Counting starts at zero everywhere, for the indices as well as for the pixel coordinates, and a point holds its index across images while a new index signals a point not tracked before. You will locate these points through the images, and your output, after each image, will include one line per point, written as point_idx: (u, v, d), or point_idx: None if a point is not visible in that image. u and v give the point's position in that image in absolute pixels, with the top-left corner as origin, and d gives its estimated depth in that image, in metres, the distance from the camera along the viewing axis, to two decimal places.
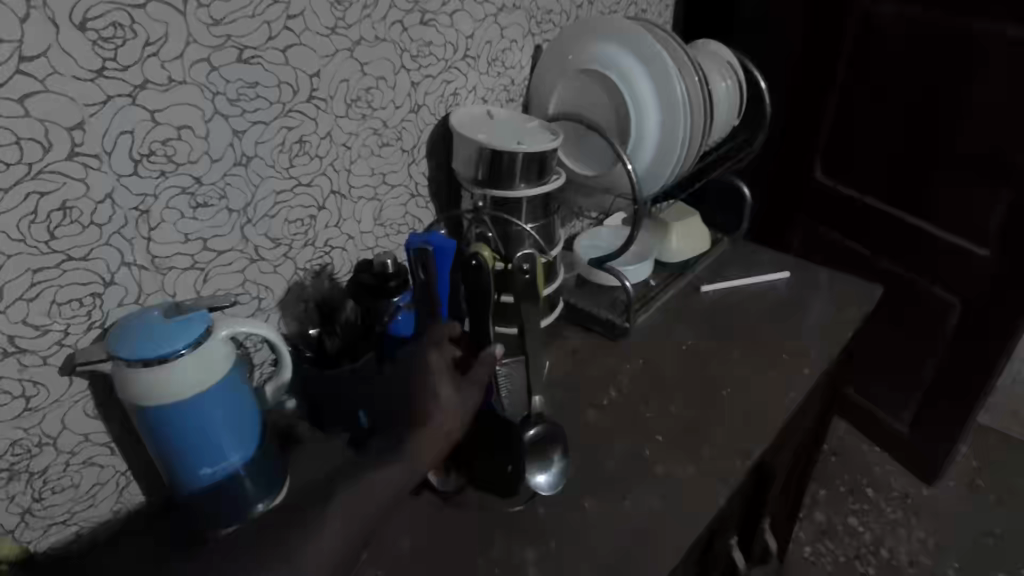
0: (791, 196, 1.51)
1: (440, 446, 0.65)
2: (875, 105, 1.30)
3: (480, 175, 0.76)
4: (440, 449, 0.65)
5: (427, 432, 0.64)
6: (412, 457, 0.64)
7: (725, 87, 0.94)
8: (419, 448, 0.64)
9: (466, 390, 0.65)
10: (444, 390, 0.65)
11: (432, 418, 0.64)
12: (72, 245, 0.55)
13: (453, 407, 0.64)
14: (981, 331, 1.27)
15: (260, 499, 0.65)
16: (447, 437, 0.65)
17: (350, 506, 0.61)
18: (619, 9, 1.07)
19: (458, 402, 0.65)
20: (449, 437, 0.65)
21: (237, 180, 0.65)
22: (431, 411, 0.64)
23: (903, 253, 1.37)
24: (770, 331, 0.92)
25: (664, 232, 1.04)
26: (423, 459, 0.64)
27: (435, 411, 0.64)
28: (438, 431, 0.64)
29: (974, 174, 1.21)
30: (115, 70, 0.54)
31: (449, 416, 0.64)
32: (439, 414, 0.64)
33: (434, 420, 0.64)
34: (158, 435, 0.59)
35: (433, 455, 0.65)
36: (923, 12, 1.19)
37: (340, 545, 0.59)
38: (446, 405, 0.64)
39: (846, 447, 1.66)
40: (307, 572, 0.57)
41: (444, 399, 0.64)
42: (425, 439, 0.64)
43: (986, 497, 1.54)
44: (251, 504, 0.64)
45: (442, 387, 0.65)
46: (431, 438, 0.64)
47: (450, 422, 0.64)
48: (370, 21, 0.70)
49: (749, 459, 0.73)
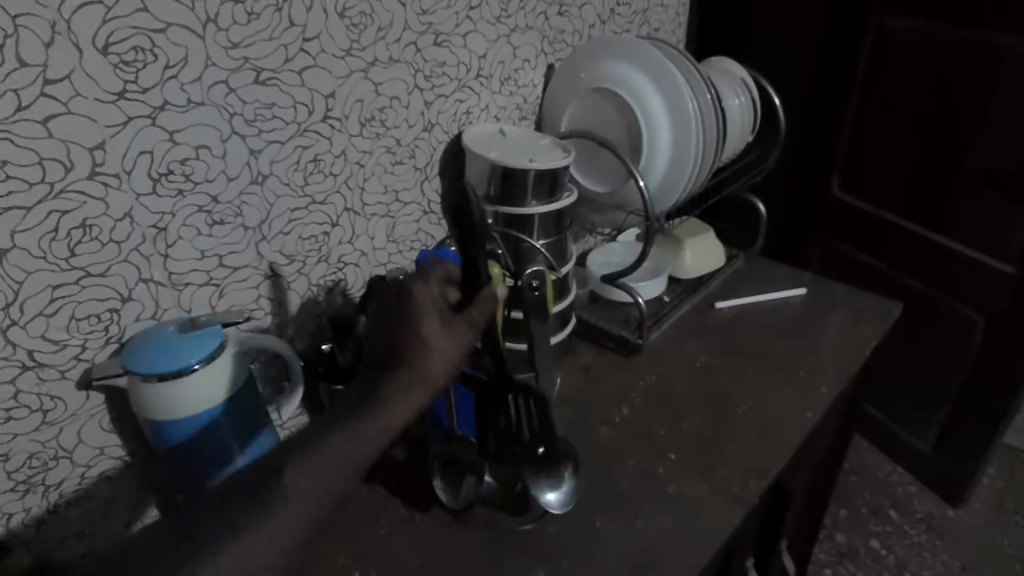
0: (808, 212, 1.51)
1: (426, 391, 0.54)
2: (891, 120, 1.29)
3: (492, 193, 0.77)
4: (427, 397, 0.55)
5: (413, 376, 0.54)
6: (393, 404, 0.53)
7: (738, 105, 0.94)
8: (401, 395, 0.53)
9: (459, 325, 0.57)
10: (436, 328, 0.56)
11: (421, 361, 0.55)
12: (91, 261, 0.57)
13: (443, 347, 0.56)
14: (1004, 348, 1.24)
15: (240, 452, 0.63)
16: (437, 380, 0.55)
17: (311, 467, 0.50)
18: (632, 27, 1.08)
19: (450, 339, 0.56)
20: (437, 384, 0.55)
21: (253, 199, 0.66)
22: (419, 353, 0.55)
23: (923, 269, 1.35)
24: (787, 349, 0.91)
25: (678, 248, 1.03)
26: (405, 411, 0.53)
27: (423, 354, 0.55)
28: (427, 375, 0.54)
29: (994, 187, 1.19)
30: (136, 93, 0.55)
31: (442, 357, 0.55)
32: (429, 357, 0.55)
33: (423, 363, 0.55)
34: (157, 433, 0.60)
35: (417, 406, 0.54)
36: (933, 26, 1.18)
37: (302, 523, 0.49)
38: (437, 346, 0.55)
39: (867, 466, 1.63)
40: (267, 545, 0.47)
41: (435, 339, 0.55)
42: (409, 386, 0.54)
43: (1015, 520, 1.49)
44: (230, 457, 0.62)
45: (430, 326, 0.56)
46: (418, 380, 0.54)
47: (443, 366, 0.55)
48: (384, 43, 0.71)
49: (764, 478, 0.71)
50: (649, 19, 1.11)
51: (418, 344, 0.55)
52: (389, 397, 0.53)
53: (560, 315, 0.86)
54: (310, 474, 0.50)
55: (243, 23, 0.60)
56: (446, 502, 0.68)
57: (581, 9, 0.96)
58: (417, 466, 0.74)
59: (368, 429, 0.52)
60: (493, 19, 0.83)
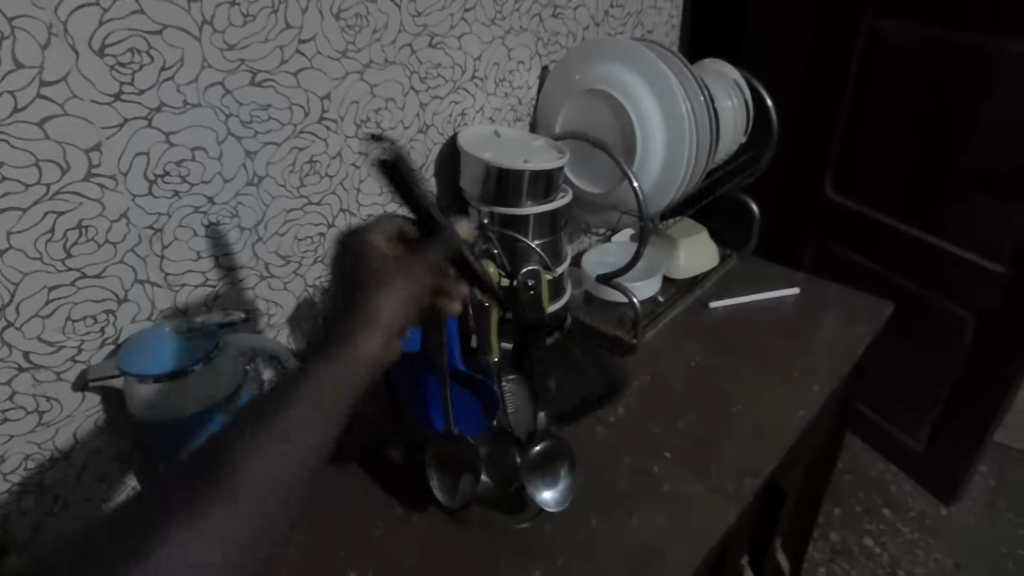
0: (801, 212, 1.52)
1: (378, 341, 0.49)
2: (884, 121, 1.30)
3: (487, 194, 0.77)
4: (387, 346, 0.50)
5: (365, 328, 0.49)
6: (350, 350, 0.48)
7: (731, 106, 0.95)
8: (352, 346, 0.49)
9: (413, 270, 0.53)
10: (387, 277, 0.52)
11: (372, 312, 0.50)
12: (86, 263, 0.57)
13: (403, 287, 0.52)
14: (996, 347, 1.26)
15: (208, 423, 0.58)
16: (393, 325, 0.51)
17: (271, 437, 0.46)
18: (626, 29, 1.08)
19: (404, 283, 0.52)
20: (394, 331, 0.51)
21: (249, 200, 0.66)
22: (368, 303, 0.51)
23: (915, 269, 1.36)
24: (781, 348, 0.92)
25: (671, 249, 1.04)
26: (362, 367, 0.48)
27: (374, 305, 0.50)
28: (380, 324, 0.50)
29: (985, 187, 1.20)
30: (132, 94, 0.55)
31: (394, 302, 0.51)
32: (381, 307, 0.51)
33: (377, 312, 0.50)
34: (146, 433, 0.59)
35: (378, 357, 0.49)
36: (924, 29, 1.20)
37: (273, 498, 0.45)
38: (391, 292, 0.51)
39: (860, 464, 1.64)
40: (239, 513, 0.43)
41: (388, 284, 0.52)
42: (360, 338, 0.49)
43: (1007, 518, 1.50)
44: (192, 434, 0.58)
45: (384, 276, 0.52)
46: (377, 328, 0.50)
47: (397, 312, 0.51)
48: (380, 45, 0.72)
49: (758, 476, 0.72)
50: (643, 21, 1.12)
51: (370, 295, 0.51)
52: (339, 353, 0.48)
53: (555, 315, 0.86)
54: (275, 437, 0.46)
55: (239, 25, 0.60)
56: (443, 501, 0.68)
57: (575, 11, 0.96)
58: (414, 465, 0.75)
59: (322, 395, 0.47)
60: (488, 21, 0.83)
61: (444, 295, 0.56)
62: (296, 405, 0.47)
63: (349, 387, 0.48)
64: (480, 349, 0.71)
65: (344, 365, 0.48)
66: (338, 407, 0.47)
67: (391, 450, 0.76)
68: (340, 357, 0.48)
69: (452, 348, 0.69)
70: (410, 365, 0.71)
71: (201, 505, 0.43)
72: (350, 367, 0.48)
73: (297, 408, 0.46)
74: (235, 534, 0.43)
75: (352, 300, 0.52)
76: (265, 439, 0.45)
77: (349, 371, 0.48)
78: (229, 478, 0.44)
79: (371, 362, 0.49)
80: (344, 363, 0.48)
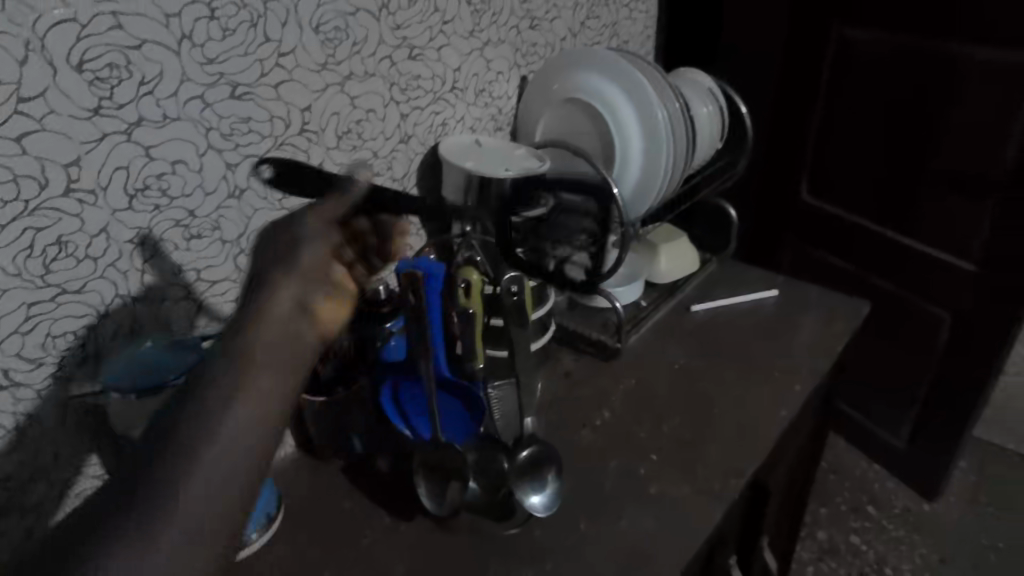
0: (779, 217, 1.55)
1: (300, 296, 0.46)
2: (855, 126, 1.34)
3: (469, 203, 0.78)
4: (319, 298, 0.46)
5: (280, 289, 0.45)
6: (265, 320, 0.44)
7: (707, 113, 0.97)
8: (272, 309, 0.45)
9: (320, 219, 0.51)
10: (295, 234, 0.49)
11: (288, 271, 0.46)
12: (66, 278, 0.56)
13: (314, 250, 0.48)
14: (972, 344, 1.29)
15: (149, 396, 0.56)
16: (316, 276, 0.47)
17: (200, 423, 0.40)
18: (602, 39, 1.10)
19: (317, 233, 0.49)
20: (319, 285, 0.47)
21: (230, 213, 0.66)
22: (280, 267, 0.47)
23: (891, 270, 1.39)
24: (762, 349, 0.93)
25: (652, 253, 1.06)
26: (292, 330, 0.44)
27: (287, 266, 0.47)
28: (299, 279, 0.46)
29: (955, 189, 1.24)
30: (110, 109, 0.55)
31: (311, 255, 0.48)
32: (296, 265, 0.47)
33: (291, 270, 0.46)
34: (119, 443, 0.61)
35: (311, 314, 0.46)
36: (894, 36, 1.22)
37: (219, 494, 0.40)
38: (303, 246, 0.48)
39: (845, 463, 1.65)
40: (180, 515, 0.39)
41: (298, 240, 0.49)
42: (279, 300, 0.45)
43: (988, 512, 1.53)
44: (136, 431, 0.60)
45: (291, 232, 0.49)
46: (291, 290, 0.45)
47: (317, 263, 0.47)
48: (359, 57, 0.72)
49: (743, 476, 0.73)
50: (618, 32, 1.14)
51: (280, 257, 0.48)
52: (257, 320, 0.44)
53: (539, 321, 0.87)
54: (211, 425, 0.40)
55: (218, 39, 0.60)
56: (431, 509, 0.68)
57: (552, 23, 0.98)
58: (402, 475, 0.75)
59: (253, 374, 0.42)
60: (466, 33, 0.85)
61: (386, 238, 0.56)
62: (217, 392, 0.41)
63: (283, 355, 0.43)
64: (465, 356, 0.69)
65: (268, 335, 0.43)
66: (263, 375, 0.42)
67: (379, 459, 0.76)
68: (262, 328, 0.44)
69: (436, 354, 0.69)
70: (395, 377, 0.73)
71: (144, 516, 0.39)
72: (274, 333, 0.44)
73: (222, 395, 0.41)
74: (201, 519, 0.40)
75: (262, 266, 0.48)
76: (192, 437, 0.40)
77: (272, 341, 0.43)
78: (163, 483, 0.39)
79: (309, 324, 0.45)
80: (267, 331, 0.44)
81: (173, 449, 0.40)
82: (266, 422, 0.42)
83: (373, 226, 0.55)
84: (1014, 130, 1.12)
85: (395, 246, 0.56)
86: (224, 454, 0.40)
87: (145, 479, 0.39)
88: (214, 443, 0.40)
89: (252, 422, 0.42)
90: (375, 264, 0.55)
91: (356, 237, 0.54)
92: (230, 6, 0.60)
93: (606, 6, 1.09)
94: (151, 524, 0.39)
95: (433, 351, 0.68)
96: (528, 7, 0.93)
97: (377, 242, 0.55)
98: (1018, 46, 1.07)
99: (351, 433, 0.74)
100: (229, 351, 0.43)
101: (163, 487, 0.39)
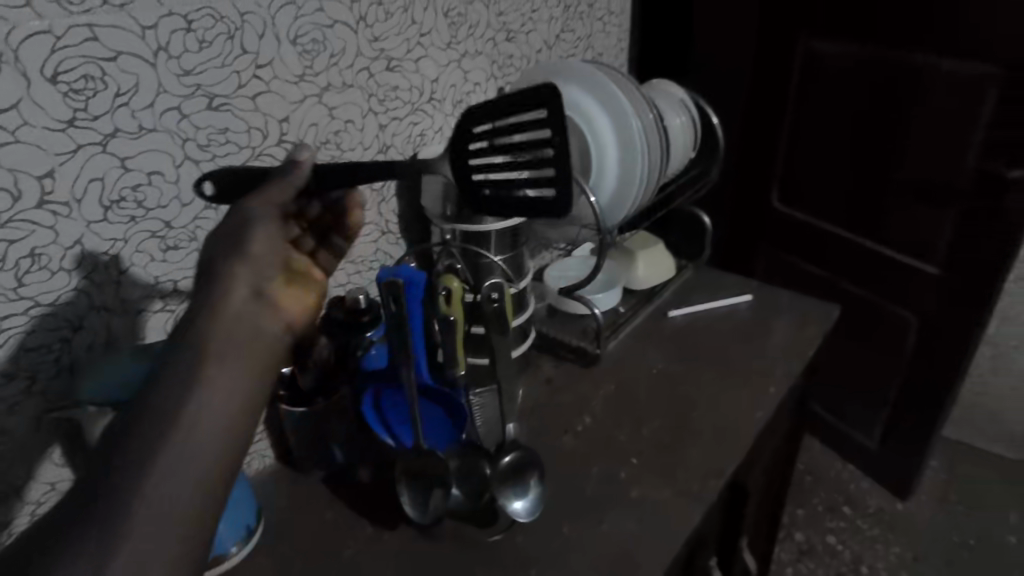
0: (752, 225, 1.59)
1: (254, 287, 0.45)
2: (822, 134, 1.38)
3: (449, 212, 0.79)
4: (277, 287, 0.47)
5: (232, 283, 0.44)
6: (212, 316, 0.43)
7: (679, 124, 1.00)
8: (226, 305, 0.44)
9: (266, 204, 0.49)
10: (240, 221, 0.48)
11: (238, 263, 0.45)
12: (40, 291, 0.56)
13: (261, 236, 0.47)
14: (939, 345, 1.33)
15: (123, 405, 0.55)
16: (268, 265, 0.46)
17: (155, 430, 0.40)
18: (577, 52, 1.13)
19: (263, 219, 0.48)
20: (273, 275, 0.47)
21: (207, 223, 0.66)
22: (229, 259, 0.46)
23: (861, 275, 1.43)
24: (738, 354, 0.95)
25: (630, 260, 1.08)
26: (247, 323, 0.44)
27: (235, 257, 0.46)
28: (250, 269, 0.46)
29: (919, 196, 1.28)
30: (85, 120, 0.55)
31: (260, 244, 0.47)
32: (246, 256, 0.46)
33: (241, 261, 0.46)
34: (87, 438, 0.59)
35: (268, 304, 0.45)
36: (860, 48, 1.26)
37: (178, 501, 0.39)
38: (249, 236, 0.46)
39: (820, 465, 1.69)
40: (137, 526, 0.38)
41: (243, 228, 0.47)
42: (231, 294, 0.44)
43: (959, 509, 1.57)
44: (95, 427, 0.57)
45: (235, 219, 0.48)
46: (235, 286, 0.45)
47: (268, 249, 0.47)
48: (337, 69, 0.73)
49: (722, 477, 0.74)
50: (593, 45, 1.17)
51: (227, 248, 0.46)
52: (209, 317, 0.43)
53: (519, 328, 0.88)
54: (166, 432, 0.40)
55: (195, 51, 0.60)
56: (415, 517, 0.68)
57: (527, 35, 1.00)
58: (384, 484, 0.75)
59: (209, 373, 0.42)
60: (443, 45, 0.86)
61: (340, 214, 0.58)
62: (174, 394, 0.41)
63: (239, 352, 0.43)
64: (447, 363, 0.70)
65: (220, 332, 0.42)
66: (214, 374, 0.42)
67: (360, 469, 0.75)
68: (215, 323, 0.43)
69: (418, 363, 0.70)
70: (377, 384, 0.73)
71: (108, 522, 0.38)
72: (227, 330, 0.43)
73: (178, 396, 0.41)
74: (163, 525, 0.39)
75: (213, 258, 0.46)
76: (150, 441, 0.40)
77: (226, 338, 0.43)
78: (125, 488, 0.39)
79: (266, 313, 0.45)
80: (220, 327, 0.43)
81: (126, 460, 0.39)
82: (225, 420, 0.41)
83: (327, 207, 0.57)
84: (974, 139, 1.17)
85: (352, 220, 0.58)
86: (184, 457, 0.40)
87: (107, 485, 0.39)
88: (175, 445, 0.40)
89: (209, 421, 0.41)
90: (337, 245, 0.58)
91: (314, 223, 0.57)
92: (207, 18, 0.60)
93: (581, 20, 1.11)
94: (113, 530, 0.38)
95: (414, 360, 0.68)
96: (504, 20, 0.95)
97: (332, 219, 0.58)
98: (975, 58, 1.12)
99: (331, 442, 0.74)
100: (183, 352, 0.42)
101: (125, 493, 0.39)
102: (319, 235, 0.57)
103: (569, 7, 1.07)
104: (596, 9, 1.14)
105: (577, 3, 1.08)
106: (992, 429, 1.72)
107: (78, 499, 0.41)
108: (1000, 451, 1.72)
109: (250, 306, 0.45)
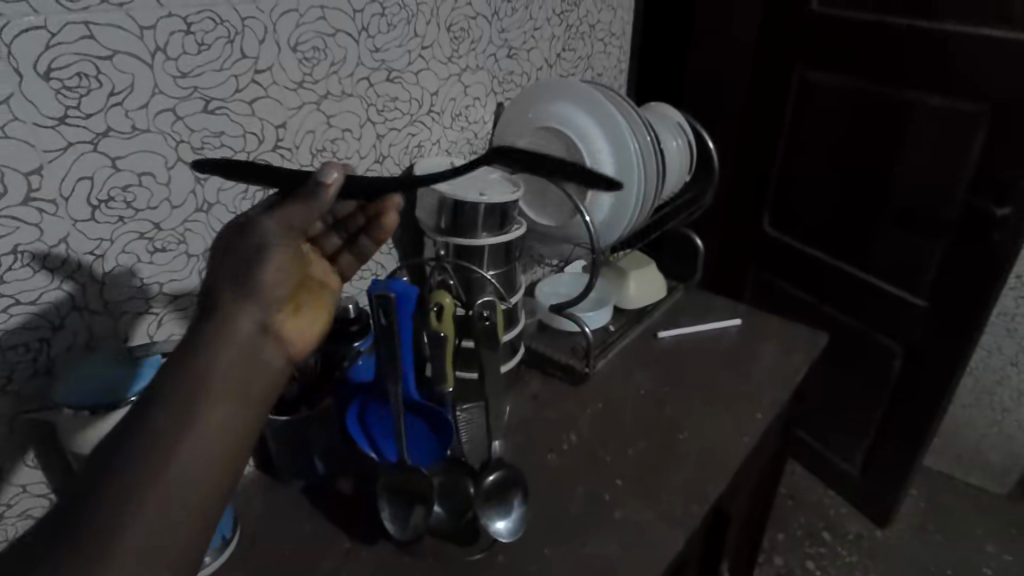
0: (743, 249, 1.61)
1: (266, 315, 0.44)
2: (812, 161, 1.40)
3: (442, 225, 0.79)
4: (283, 315, 0.46)
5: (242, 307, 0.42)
6: (221, 339, 0.41)
7: (676, 147, 1.00)
8: (236, 327, 0.42)
9: (282, 225, 0.45)
10: (256, 240, 0.45)
11: (251, 287, 0.43)
12: (21, 289, 0.54)
13: (278, 258, 0.45)
14: (923, 375, 1.34)
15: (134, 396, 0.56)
16: (281, 291, 0.45)
17: (154, 445, 0.37)
18: (577, 71, 1.13)
19: (279, 243, 0.45)
20: (282, 300, 0.45)
21: (197, 226, 0.65)
22: (238, 288, 0.43)
23: (848, 303, 1.44)
24: (726, 378, 0.95)
25: (622, 279, 1.08)
26: (256, 347, 0.42)
27: (249, 280, 0.44)
28: (263, 296, 0.44)
29: (908, 227, 1.29)
30: (77, 118, 0.54)
31: (275, 268, 0.45)
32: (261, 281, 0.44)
33: (256, 286, 0.44)
34: (72, 436, 0.55)
35: (273, 336, 0.44)
36: (854, 80, 1.28)
37: (168, 521, 0.36)
38: (264, 259, 0.45)
39: (802, 489, 1.70)
40: (126, 550, 0.35)
41: (260, 248, 0.45)
42: (242, 319, 0.42)
43: (937, 538, 1.58)
44: (79, 442, 0.56)
45: (251, 236, 0.45)
46: (245, 308, 0.43)
47: (279, 279, 0.45)
48: (337, 77, 0.73)
49: (705, 502, 0.74)
50: (593, 64, 1.17)
51: (239, 273, 0.44)
52: (218, 339, 0.41)
53: (509, 344, 0.87)
54: (166, 446, 0.37)
55: (193, 53, 0.60)
56: (394, 532, 0.67)
57: (529, 53, 1.01)
58: (364, 496, 0.74)
59: (212, 393, 0.39)
60: (444, 59, 0.86)
61: (373, 216, 0.59)
62: (180, 405, 0.38)
63: (249, 370, 0.41)
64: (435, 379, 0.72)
65: (229, 353, 0.41)
66: (218, 395, 0.39)
67: (340, 479, 0.75)
68: (224, 345, 0.41)
69: (406, 377, 0.71)
70: (364, 396, 0.73)
71: (95, 532, 0.35)
72: (236, 348, 0.41)
73: (183, 407, 0.38)
74: (152, 550, 0.36)
75: (225, 272, 0.44)
76: (150, 449, 0.37)
77: (235, 356, 0.41)
78: (120, 497, 0.36)
79: (274, 343, 0.44)
80: (230, 348, 0.41)
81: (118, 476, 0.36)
82: (228, 440, 0.39)
83: (360, 207, 0.59)
84: (966, 166, 1.18)
85: (384, 223, 0.59)
86: (185, 477, 0.37)
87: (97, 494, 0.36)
88: (179, 456, 0.37)
89: (213, 441, 0.39)
90: (364, 246, 0.59)
91: (344, 220, 0.59)
92: (208, 21, 0.60)
93: (582, 39, 1.12)
94: (102, 543, 0.35)
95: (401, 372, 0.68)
96: (507, 36, 0.95)
97: (364, 221, 0.59)
98: (967, 96, 1.14)
99: (313, 452, 0.73)
100: (183, 373, 0.40)
101: (120, 503, 0.36)
102: (347, 234, 0.59)
103: (570, 27, 1.08)
104: (597, 30, 1.15)
105: (579, 24, 1.09)
106: (971, 459, 1.74)
107: (51, 523, 0.37)
108: (977, 482, 1.74)
109: (256, 326, 0.43)
